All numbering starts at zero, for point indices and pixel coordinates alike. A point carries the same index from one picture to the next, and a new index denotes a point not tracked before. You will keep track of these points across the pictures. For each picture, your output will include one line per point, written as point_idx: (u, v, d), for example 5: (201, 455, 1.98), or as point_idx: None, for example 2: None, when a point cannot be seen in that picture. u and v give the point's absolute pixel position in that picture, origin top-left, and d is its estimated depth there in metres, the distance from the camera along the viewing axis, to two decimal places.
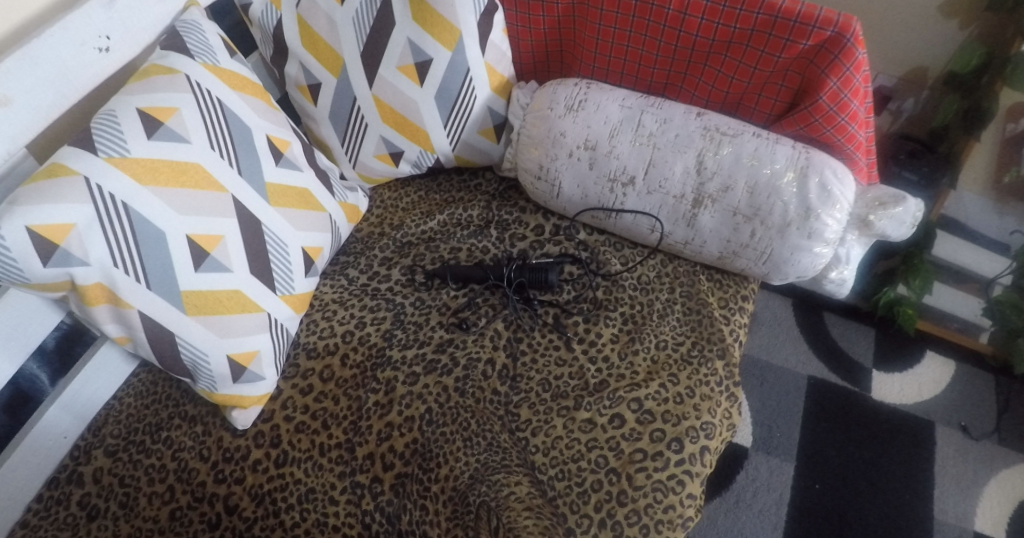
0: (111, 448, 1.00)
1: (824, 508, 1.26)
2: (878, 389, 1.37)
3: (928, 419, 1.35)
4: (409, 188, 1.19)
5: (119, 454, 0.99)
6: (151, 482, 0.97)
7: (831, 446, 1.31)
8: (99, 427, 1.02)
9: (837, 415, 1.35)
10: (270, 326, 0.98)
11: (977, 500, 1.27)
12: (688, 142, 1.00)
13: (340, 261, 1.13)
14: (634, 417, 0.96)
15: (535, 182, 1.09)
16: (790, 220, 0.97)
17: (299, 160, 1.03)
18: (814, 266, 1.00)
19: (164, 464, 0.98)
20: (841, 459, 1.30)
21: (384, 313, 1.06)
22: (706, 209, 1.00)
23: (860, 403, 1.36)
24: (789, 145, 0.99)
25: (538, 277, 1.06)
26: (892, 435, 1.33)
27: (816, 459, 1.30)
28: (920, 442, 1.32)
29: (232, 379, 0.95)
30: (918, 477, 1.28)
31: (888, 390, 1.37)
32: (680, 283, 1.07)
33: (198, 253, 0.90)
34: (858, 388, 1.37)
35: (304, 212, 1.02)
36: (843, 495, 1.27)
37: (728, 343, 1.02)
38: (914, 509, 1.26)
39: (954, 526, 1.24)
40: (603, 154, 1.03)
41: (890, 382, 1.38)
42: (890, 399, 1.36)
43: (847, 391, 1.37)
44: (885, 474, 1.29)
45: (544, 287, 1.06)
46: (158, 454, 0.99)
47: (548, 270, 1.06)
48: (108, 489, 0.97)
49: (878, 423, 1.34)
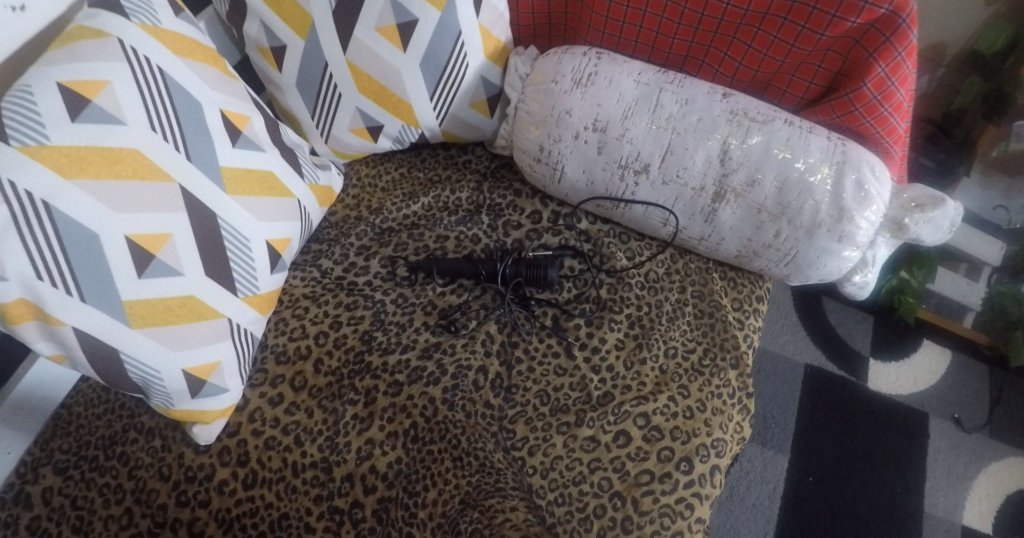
0: (61, 465, 0.88)
1: (818, 501, 1.22)
2: (874, 379, 1.32)
3: (922, 410, 1.30)
4: (389, 163, 1.07)
5: (70, 472, 0.87)
6: (107, 504, 0.86)
7: (826, 437, 1.27)
8: (47, 440, 0.90)
9: (833, 404, 1.30)
10: (231, 333, 0.86)
11: (966, 494, 1.23)
12: (713, 128, 0.89)
13: (311, 250, 1.00)
14: (641, 434, 0.88)
15: (535, 165, 0.98)
16: (820, 222, 0.87)
17: (260, 137, 0.89)
18: (840, 270, 0.91)
19: (120, 484, 0.87)
20: (835, 450, 1.26)
21: (362, 311, 0.95)
22: (726, 205, 0.90)
23: (855, 393, 1.31)
24: (823, 136, 0.88)
25: (536, 273, 0.95)
26: (887, 427, 1.28)
27: (811, 450, 1.26)
28: (913, 433, 1.28)
29: (190, 394, 0.84)
30: (910, 470, 1.25)
31: (883, 380, 1.32)
32: (691, 281, 0.98)
33: (141, 256, 0.76)
34: (854, 377, 1.32)
35: (268, 199, 0.88)
36: (837, 488, 1.23)
37: (742, 350, 0.94)
38: (904, 503, 1.22)
39: (943, 520, 1.21)
40: (614, 137, 0.91)
41: (886, 372, 1.33)
42: (885, 390, 1.31)
43: (844, 381, 1.32)
44: (877, 467, 1.25)
45: (543, 286, 0.96)
46: (113, 473, 0.88)
47: (546, 264, 0.96)
48: (60, 512, 0.85)
49: (871, 414, 1.29)
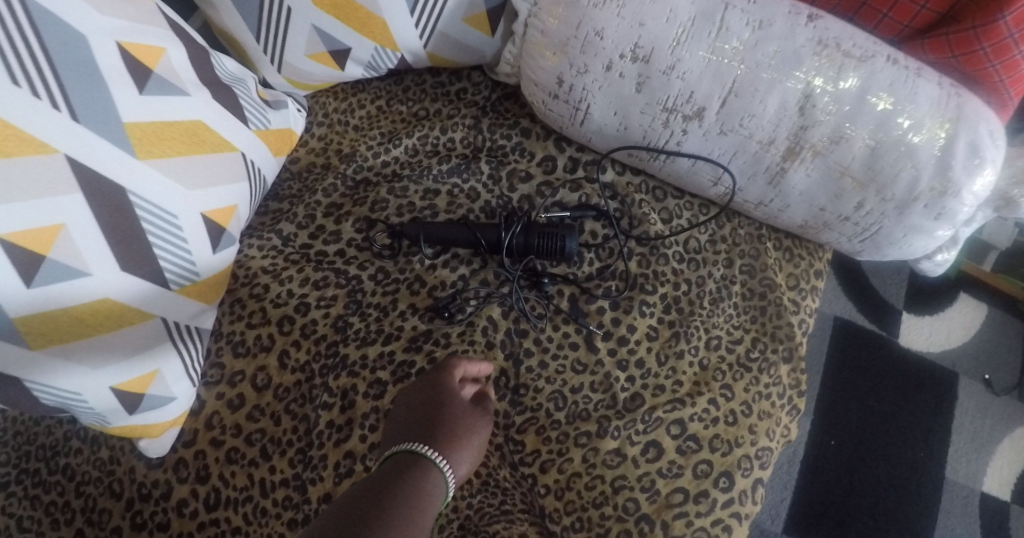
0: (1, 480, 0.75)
1: (840, 465, 1.10)
2: (906, 335, 1.18)
3: (952, 371, 1.17)
4: (362, 94, 0.84)
5: (12, 488, 0.74)
6: (55, 525, 0.73)
7: (853, 398, 1.14)
8: None
9: (863, 361, 1.16)
10: (169, 333, 0.69)
11: (988, 458, 1.13)
12: (795, 63, 0.67)
13: (269, 210, 0.81)
14: (675, 445, 0.73)
15: (550, 103, 0.77)
16: (918, 195, 0.69)
17: (181, 75, 0.67)
18: (925, 248, 0.75)
19: (68, 503, 0.74)
20: (862, 412, 1.13)
21: (334, 291, 0.77)
22: (799, 166, 0.71)
23: (885, 349, 1.17)
24: (935, 81, 0.67)
25: (550, 248, 0.76)
26: (916, 388, 1.15)
27: (838, 409, 1.13)
28: (942, 393, 1.15)
29: (127, 411, 0.68)
30: (936, 433, 1.13)
31: (916, 336, 1.18)
32: (740, 253, 0.80)
33: (26, 260, 0.57)
34: (887, 332, 1.18)
35: (200, 160, 0.68)
36: (863, 451, 1.11)
37: (798, 341, 0.78)
38: (925, 468, 1.11)
39: (963, 486, 1.11)
40: (660, 71, 0.70)
41: (919, 326, 1.19)
42: (917, 347, 1.18)
43: (874, 335, 1.18)
44: (903, 430, 1.13)
45: (558, 260, 0.77)
46: (58, 489, 0.75)
47: (564, 232, 0.76)
48: (4, 534, 0.73)
49: (902, 371, 1.16)
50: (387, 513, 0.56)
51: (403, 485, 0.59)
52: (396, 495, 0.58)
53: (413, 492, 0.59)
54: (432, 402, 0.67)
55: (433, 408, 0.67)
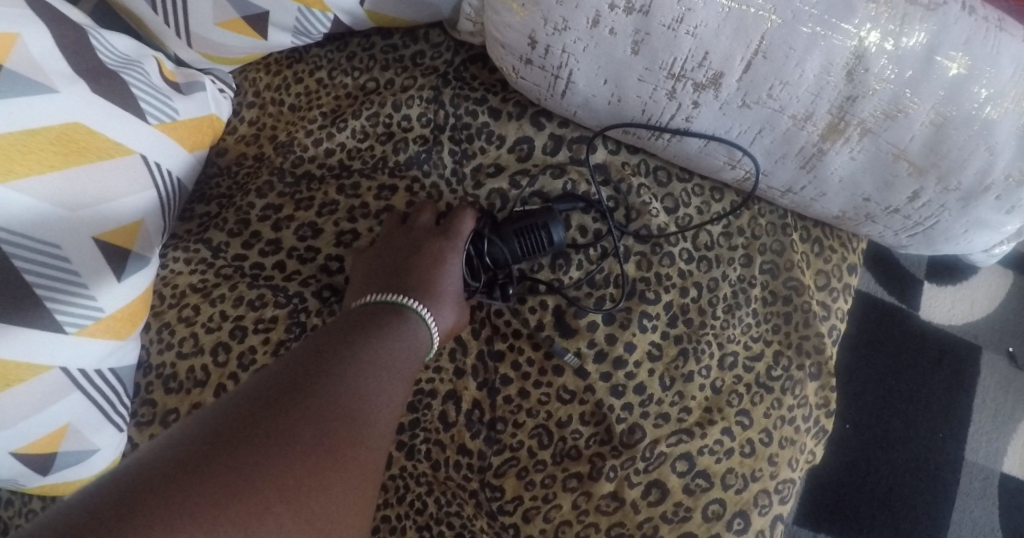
0: None
1: (858, 451, 1.00)
2: (927, 307, 1.04)
3: (973, 344, 1.03)
4: (300, 65, 0.70)
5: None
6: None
7: (870, 377, 1.01)
8: None
9: (882, 337, 1.03)
10: (76, 381, 0.58)
11: (1008, 437, 1.00)
12: (845, 14, 0.50)
13: (196, 214, 0.69)
14: (681, 484, 0.62)
15: (522, 69, 0.61)
16: (989, 184, 0.54)
17: (44, 66, 0.53)
18: (983, 243, 0.61)
19: None
20: (878, 393, 1.01)
21: (273, 311, 0.65)
22: (843, 146, 0.55)
23: (905, 323, 1.03)
24: (1020, 38, 0.50)
25: (537, 248, 0.62)
26: (933, 364, 1.02)
27: (854, 389, 1.01)
28: (961, 371, 1.02)
29: (40, 472, 0.58)
30: (957, 414, 1.01)
31: (936, 307, 1.04)
32: (762, 247, 0.67)
33: None
34: (905, 304, 1.04)
35: (81, 172, 0.54)
36: (879, 436, 1.00)
37: (829, 354, 0.65)
38: (943, 449, 1.00)
39: (982, 467, 0.99)
40: (659, 30, 0.53)
41: (940, 298, 1.04)
42: (937, 320, 1.04)
43: (894, 309, 1.04)
44: (920, 412, 1.00)
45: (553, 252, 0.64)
46: None
47: (547, 220, 0.62)
48: None
49: (920, 347, 1.03)
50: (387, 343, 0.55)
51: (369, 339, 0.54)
52: (354, 344, 0.53)
53: (381, 344, 0.54)
54: (427, 264, 0.61)
55: (425, 268, 0.61)
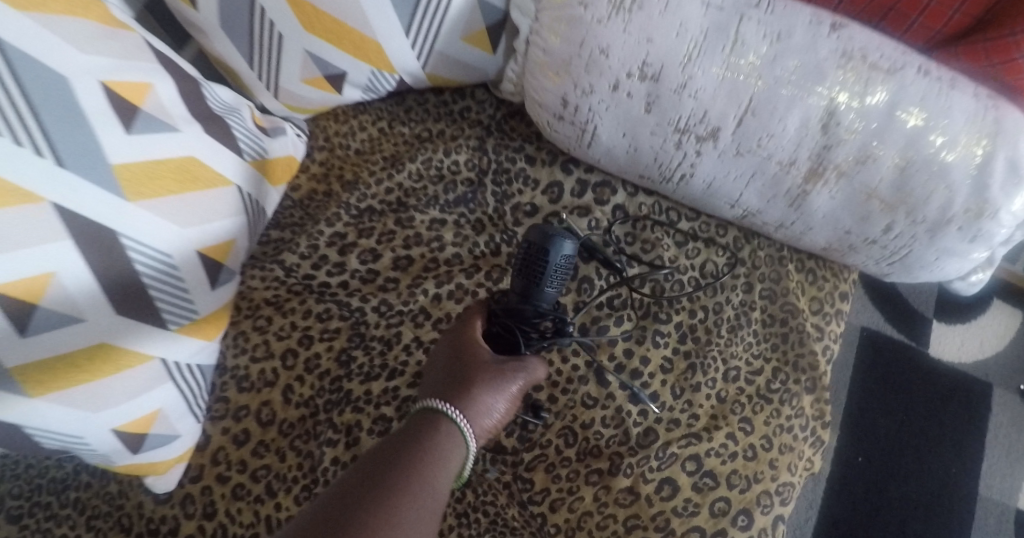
0: (14, 512, 0.74)
1: (870, 483, 1.07)
2: (936, 344, 1.14)
3: (985, 382, 1.13)
4: (364, 116, 0.82)
5: (25, 521, 0.74)
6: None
7: (881, 411, 1.10)
8: None
9: (891, 373, 1.12)
10: (171, 372, 0.67)
11: None
12: (817, 78, 0.61)
13: (271, 239, 0.79)
14: (690, 483, 0.70)
15: (556, 124, 0.73)
16: (951, 217, 0.64)
17: (170, 111, 0.65)
18: (957, 270, 0.70)
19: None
20: (889, 427, 1.09)
21: (337, 323, 0.75)
22: (823, 188, 0.66)
23: (915, 361, 1.13)
24: (968, 93, 0.61)
25: (552, 265, 0.66)
26: (945, 401, 1.11)
27: (864, 423, 1.10)
28: (975, 407, 1.11)
29: (131, 451, 0.67)
30: (969, 449, 1.09)
31: (946, 345, 1.15)
32: (761, 277, 0.76)
33: (20, 310, 0.56)
34: (915, 341, 1.14)
35: (193, 197, 0.66)
36: (893, 469, 1.07)
37: (822, 370, 0.73)
38: (959, 483, 1.07)
39: (998, 503, 1.06)
40: (670, 90, 0.65)
41: (949, 336, 1.15)
42: (947, 357, 1.14)
43: (905, 347, 1.14)
44: (934, 446, 1.09)
45: (570, 259, 0.68)
46: (69, 523, 0.74)
47: (546, 240, 0.66)
48: None
49: (932, 384, 1.12)
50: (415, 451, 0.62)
51: (418, 450, 0.61)
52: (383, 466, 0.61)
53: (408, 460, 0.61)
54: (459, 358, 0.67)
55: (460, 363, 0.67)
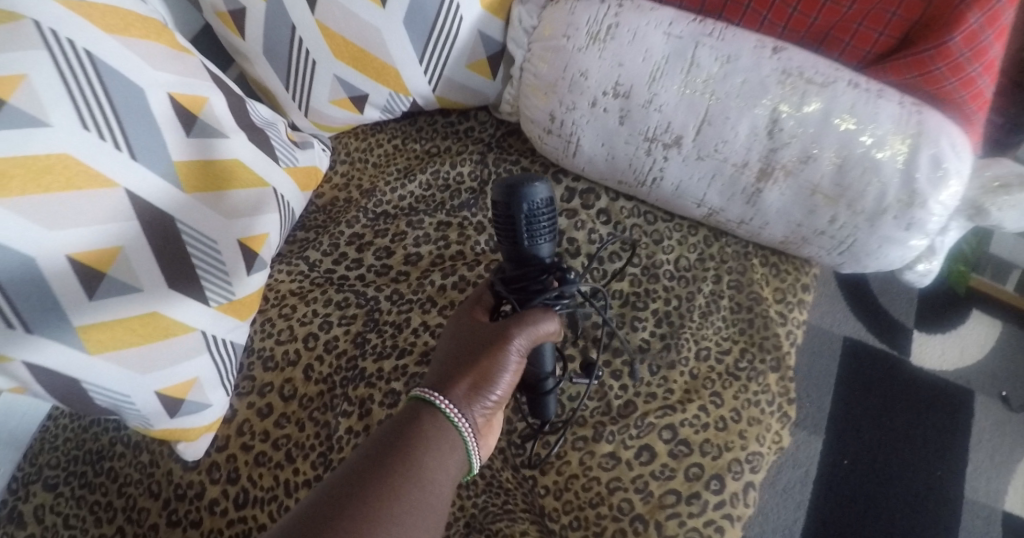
0: (51, 481, 0.83)
1: (855, 486, 1.13)
2: (918, 353, 1.21)
3: (967, 388, 1.19)
4: (380, 134, 0.95)
5: (61, 488, 0.83)
6: (98, 523, 0.82)
7: (866, 417, 1.17)
8: (35, 455, 0.85)
9: (874, 380, 1.19)
10: (209, 345, 0.77)
11: (1010, 478, 1.13)
12: (761, 92, 0.73)
13: (297, 239, 0.91)
14: (667, 449, 0.78)
15: (545, 137, 0.84)
16: (886, 207, 0.73)
17: (222, 122, 0.76)
18: (902, 258, 0.78)
19: (110, 501, 0.83)
20: (875, 431, 1.16)
21: (354, 310, 0.85)
22: (773, 186, 0.76)
23: (898, 369, 1.20)
24: (895, 101, 0.72)
25: (522, 213, 0.67)
26: (929, 407, 1.17)
27: (850, 429, 1.16)
28: (958, 414, 1.17)
29: (169, 414, 0.76)
30: (953, 453, 1.15)
31: (928, 354, 1.21)
32: (728, 270, 0.85)
33: (90, 277, 0.66)
34: (897, 350, 1.21)
35: (237, 193, 0.77)
36: (877, 471, 1.14)
37: (785, 351, 0.82)
38: (944, 487, 1.13)
39: (984, 505, 1.12)
40: (639, 105, 0.77)
41: (931, 345, 1.22)
42: (929, 365, 1.20)
43: (887, 355, 1.21)
44: (919, 451, 1.14)
45: (545, 205, 0.68)
46: (102, 490, 0.83)
47: (508, 193, 0.67)
48: (52, 531, 0.81)
49: (915, 391, 1.19)
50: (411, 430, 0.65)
51: (415, 442, 0.65)
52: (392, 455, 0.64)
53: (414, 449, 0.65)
54: (460, 334, 0.72)
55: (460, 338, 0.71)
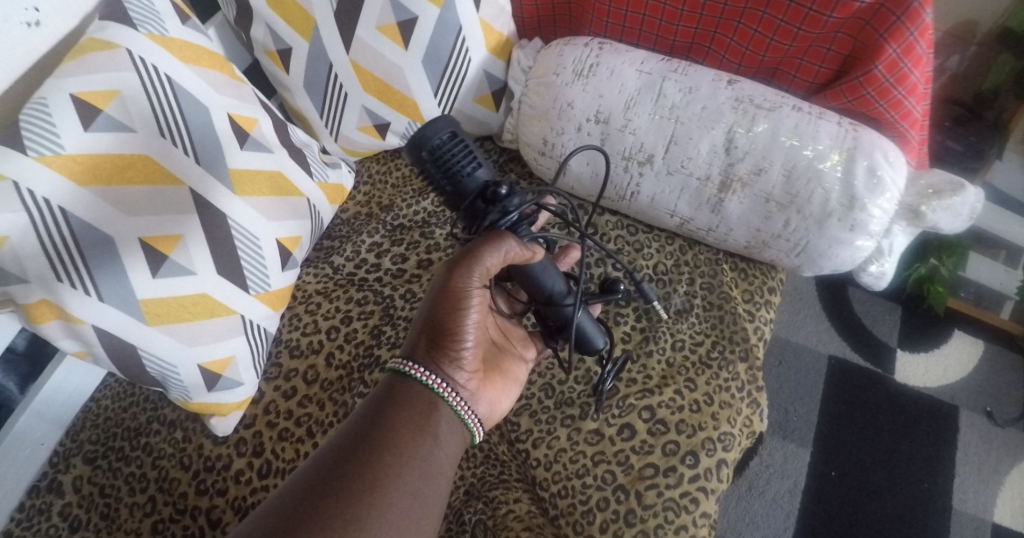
0: (89, 455, 0.93)
1: (840, 497, 1.20)
2: (902, 371, 1.29)
3: (952, 404, 1.27)
4: (398, 160, 1.09)
5: (98, 462, 0.93)
6: (132, 492, 0.91)
7: (850, 432, 1.24)
8: (77, 432, 0.95)
9: (856, 396, 1.27)
10: (245, 329, 0.89)
11: (997, 490, 1.21)
12: (718, 117, 0.87)
13: (323, 247, 1.04)
14: (646, 428, 0.88)
15: (540, 159, 0.98)
16: (831, 211, 0.85)
17: (268, 140, 0.91)
18: (854, 259, 0.88)
19: (144, 473, 0.92)
20: (860, 443, 1.24)
21: (372, 307, 0.97)
22: (734, 196, 0.88)
23: (882, 385, 1.28)
24: (834, 122, 0.85)
25: (427, 162, 0.72)
26: (914, 421, 1.26)
27: (835, 443, 1.23)
28: (943, 429, 1.25)
29: (207, 388, 0.87)
30: (939, 466, 1.22)
31: (911, 372, 1.29)
32: (701, 274, 0.97)
33: (155, 257, 0.79)
34: (881, 369, 1.30)
35: (278, 200, 0.90)
36: (861, 482, 1.21)
37: (752, 343, 0.92)
38: (932, 498, 1.20)
39: (974, 517, 1.19)
40: (617, 129, 0.90)
41: (915, 363, 1.30)
42: (913, 382, 1.29)
43: (870, 372, 1.29)
44: (905, 462, 1.22)
45: (449, 140, 0.72)
46: (137, 463, 0.93)
47: (410, 153, 0.73)
48: (89, 499, 0.91)
49: (900, 407, 1.27)
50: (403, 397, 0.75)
51: (411, 408, 0.74)
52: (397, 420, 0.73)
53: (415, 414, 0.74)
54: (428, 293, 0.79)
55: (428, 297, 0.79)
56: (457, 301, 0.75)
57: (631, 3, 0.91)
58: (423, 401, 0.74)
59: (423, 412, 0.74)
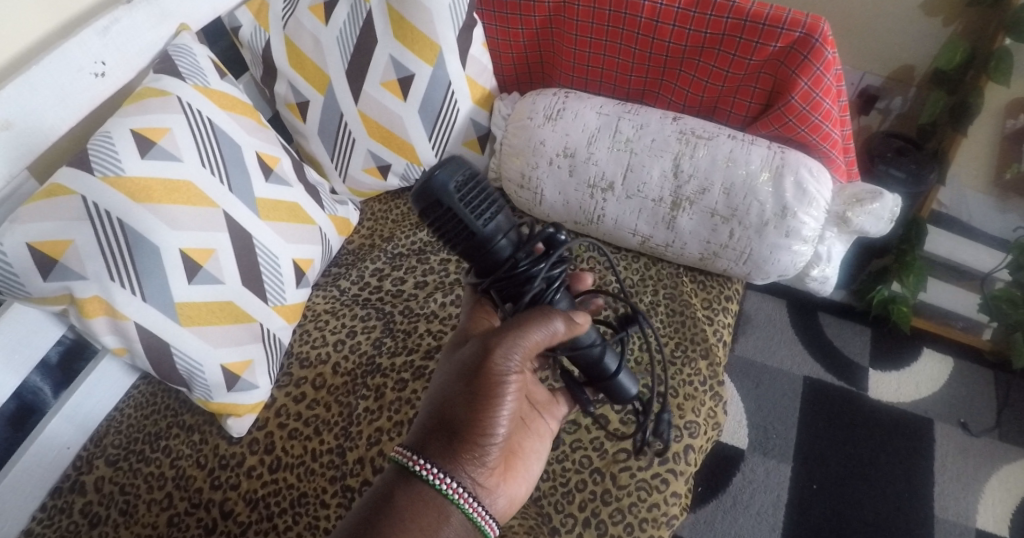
0: (112, 457, 1.03)
1: (821, 508, 1.26)
2: (875, 388, 1.39)
3: (926, 418, 1.36)
4: (398, 200, 1.25)
5: (119, 463, 1.02)
6: (150, 489, 1.00)
7: (829, 448, 1.32)
8: (100, 438, 1.05)
9: (833, 412, 1.36)
10: (262, 336, 1.01)
11: (977, 497, 1.27)
12: (666, 146, 1.03)
13: (331, 273, 1.18)
14: (617, 418, 0.98)
15: (518, 192, 1.13)
16: (767, 220, 0.98)
17: (289, 177, 1.07)
18: (793, 263, 1.01)
19: (162, 472, 1.01)
20: (840, 458, 1.31)
21: (374, 322, 1.09)
22: (686, 212, 1.03)
23: (856, 403, 1.37)
24: (763, 146, 1.01)
25: (453, 202, 0.68)
26: (891, 436, 1.33)
27: (815, 458, 1.31)
28: (919, 441, 1.33)
29: (227, 388, 0.98)
30: (918, 475, 1.29)
31: (884, 388, 1.39)
32: (663, 285, 1.10)
33: (191, 267, 0.93)
34: (855, 387, 1.39)
35: (295, 226, 1.05)
36: (841, 494, 1.27)
37: (711, 343, 1.03)
38: (913, 507, 1.26)
39: (956, 523, 1.25)
40: (582, 160, 1.06)
41: (887, 381, 1.40)
42: (886, 397, 1.38)
43: (844, 391, 1.38)
44: (884, 474, 1.29)
45: (465, 183, 0.69)
46: (156, 463, 1.02)
47: (426, 200, 0.68)
48: (109, 497, 1.00)
49: (875, 423, 1.35)
50: (408, 497, 0.74)
51: (416, 514, 0.73)
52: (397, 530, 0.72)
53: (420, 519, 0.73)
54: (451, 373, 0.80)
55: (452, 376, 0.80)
56: (491, 383, 0.76)
57: (591, 58, 1.09)
58: (431, 509, 0.74)
59: (427, 515, 0.74)
